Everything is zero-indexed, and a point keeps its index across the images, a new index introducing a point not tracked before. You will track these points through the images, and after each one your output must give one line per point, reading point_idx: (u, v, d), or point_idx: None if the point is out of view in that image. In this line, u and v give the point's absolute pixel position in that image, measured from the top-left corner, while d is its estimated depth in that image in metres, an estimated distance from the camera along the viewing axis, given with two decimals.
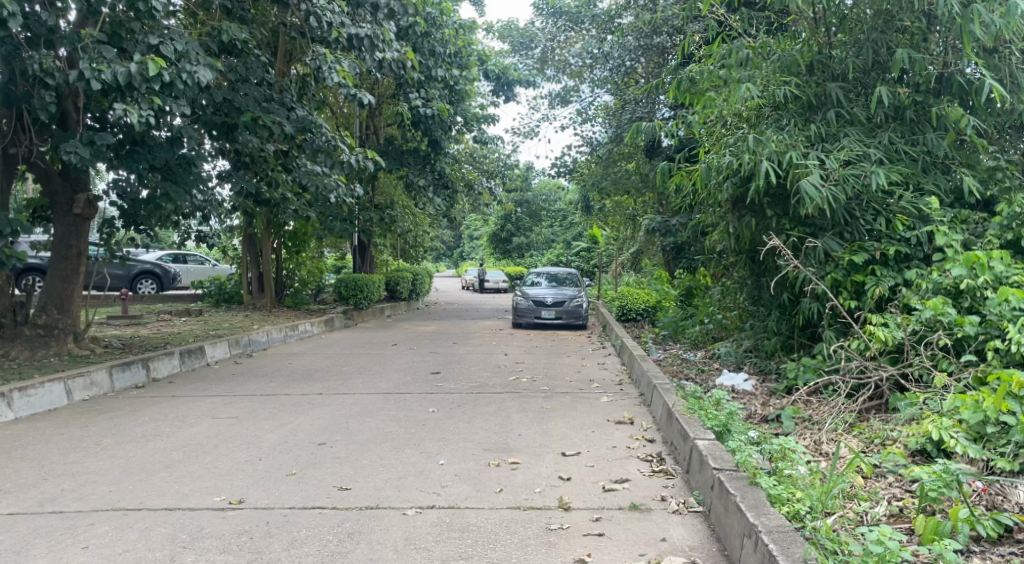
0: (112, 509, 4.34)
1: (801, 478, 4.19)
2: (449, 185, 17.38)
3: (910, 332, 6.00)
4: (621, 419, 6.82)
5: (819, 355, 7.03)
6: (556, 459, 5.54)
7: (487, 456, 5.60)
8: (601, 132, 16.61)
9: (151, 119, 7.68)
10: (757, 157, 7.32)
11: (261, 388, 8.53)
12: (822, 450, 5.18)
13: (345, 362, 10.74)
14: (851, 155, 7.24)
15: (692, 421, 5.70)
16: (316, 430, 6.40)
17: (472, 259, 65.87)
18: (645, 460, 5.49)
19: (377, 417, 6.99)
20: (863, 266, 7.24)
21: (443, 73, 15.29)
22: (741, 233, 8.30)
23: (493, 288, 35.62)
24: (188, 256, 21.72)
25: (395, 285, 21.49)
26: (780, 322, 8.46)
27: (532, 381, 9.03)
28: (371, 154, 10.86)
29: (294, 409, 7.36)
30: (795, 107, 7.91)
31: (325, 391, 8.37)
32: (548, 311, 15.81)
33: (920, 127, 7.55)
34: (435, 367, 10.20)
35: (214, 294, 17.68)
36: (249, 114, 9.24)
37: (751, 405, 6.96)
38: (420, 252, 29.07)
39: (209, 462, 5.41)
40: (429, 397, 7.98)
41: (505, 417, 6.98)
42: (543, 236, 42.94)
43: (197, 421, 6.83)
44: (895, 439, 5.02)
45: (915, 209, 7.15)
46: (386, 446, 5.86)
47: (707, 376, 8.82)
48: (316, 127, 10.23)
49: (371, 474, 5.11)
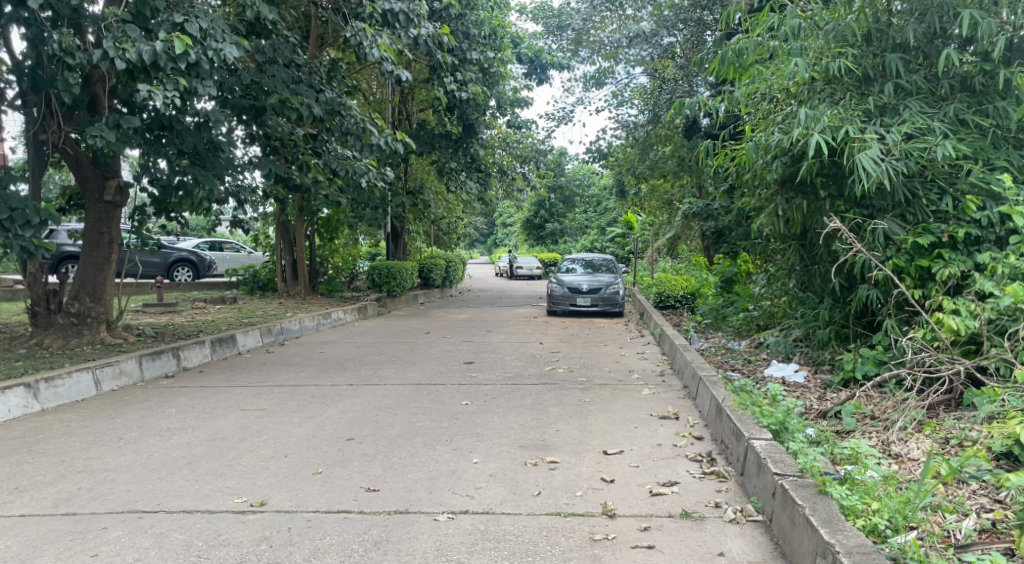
0: (127, 511, 4.11)
1: (878, 487, 3.80)
2: (482, 167, 17.08)
3: (986, 322, 5.60)
4: (665, 414, 6.43)
5: (880, 345, 6.82)
6: (598, 458, 5.17)
7: (523, 455, 5.26)
8: (638, 114, 16.08)
9: (177, 99, 7.44)
10: (810, 132, 6.84)
11: (291, 379, 8.29)
12: (893, 452, 4.76)
13: (378, 351, 10.48)
14: (914, 128, 6.73)
15: (744, 417, 5.29)
16: (346, 424, 6.13)
17: (506, 246, 65.41)
18: (695, 460, 5.10)
19: (408, 410, 6.69)
20: (929, 249, 6.78)
21: (477, 56, 14.85)
22: (791, 216, 7.84)
23: (526, 275, 35.22)
24: (224, 243, 21.73)
25: (429, 273, 21.19)
26: (833, 310, 8.00)
27: (569, 372, 8.68)
28: (401, 136, 10.51)
29: (323, 401, 7.10)
30: (850, 81, 7.30)
31: (356, 381, 8.11)
32: (583, 298, 15.39)
33: (989, 97, 6.90)
34: (469, 357, 9.89)
35: (248, 282, 17.58)
36: (277, 96, 8.93)
37: (808, 399, 6.62)
38: (453, 238, 28.70)
39: (233, 458, 5.16)
40: (463, 389, 7.67)
41: (542, 411, 6.63)
42: (577, 222, 42.39)
43: (224, 413, 6.61)
44: (974, 440, 4.59)
45: (986, 187, 6.60)
46: (417, 442, 5.57)
47: (755, 367, 8.39)
48: (346, 109, 9.90)
49: (401, 473, 4.81)
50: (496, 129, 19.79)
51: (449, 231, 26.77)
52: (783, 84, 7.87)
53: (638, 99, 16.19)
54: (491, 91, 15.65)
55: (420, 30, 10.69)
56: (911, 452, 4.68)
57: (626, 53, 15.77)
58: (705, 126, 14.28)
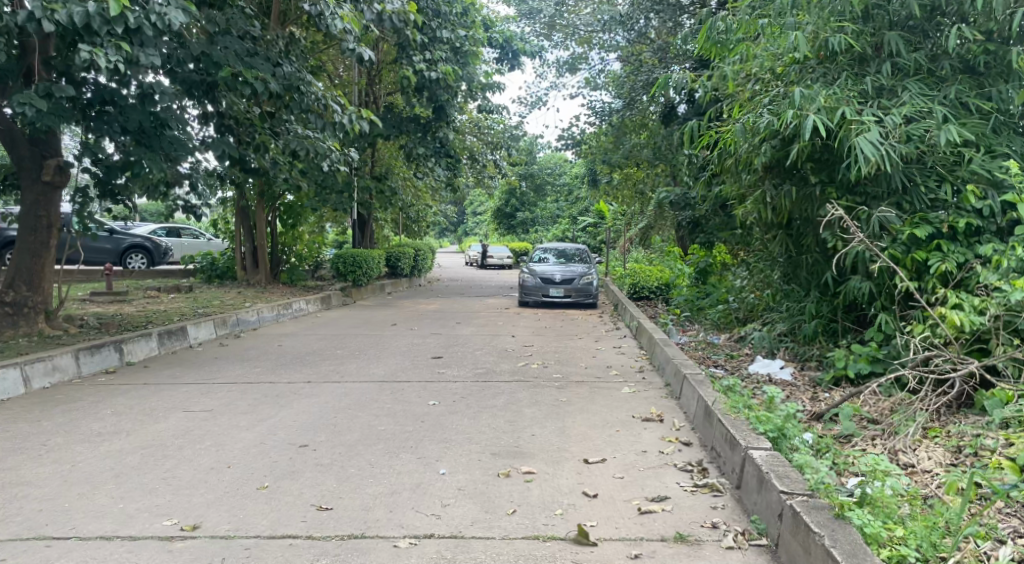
0: (34, 539, 3.56)
1: (900, 509, 3.36)
2: (451, 153, 16.42)
3: (994, 317, 5.23)
4: (648, 416, 5.96)
5: (872, 342, 6.44)
6: (578, 468, 4.69)
7: (495, 464, 4.75)
8: (612, 101, 15.60)
9: (119, 66, 6.80)
10: (804, 113, 6.43)
11: (243, 375, 7.68)
12: (903, 462, 4.33)
13: (341, 344, 9.88)
14: (914, 111, 6.34)
15: (736, 422, 4.84)
16: (300, 428, 5.56)
17: (477, 235, 64.78)
18: (684, 470, 4.63)
19: (369, 411, 6.14)
20: (927, 241, 6.39)
21: (448, 34, 14.27)
22: (778, 204, 7.41)
23: (496, 264, 34.73)
24: (183, 230, 20.89)
25: (396, 262, 20.54)
26: (820, 304, 7.62)
27: (542, 368, 8.18)
28: (367, 114, 9.86)
29: (276, 400, 6.50)
30: (844, 60, 6.95)
31: (315, 378, 7.50)
32: (556, 289, 14.92)
33: (989, 79, 6.58)
34: (437, 351, 9.34)
35: (206, 270, 16.76)
36: (230, 70, 8.22)
37: (799, 399, 6.21)
38: (421, 226, 28.04)
39: (168, 469, 4.58)
40: (430, 387, 7.13)
41: (516, 412, 6.12)
42: (549, 211, 42.02)
43: (165, 415, 5.98)
44: (993, 450, 4.17)
45: (987, 175, 6.22)
46: (378, 449, 5.03)
47: (738, 363, 7.97)
48: (305, 84, 9.19)
49: (358, 487, 4.28)
50: (466, 114, 19.19)
51: (418, 218, 26.14)
52: (772, 63, 7.53)
53: (611, 86, 15.74)
54: (463, 73, 15.05)
55: (385, 6, 10.18)
56: (923, 463, 4.26)
57: (600, 37, 15.50)
58: (681, 113, 13.86)
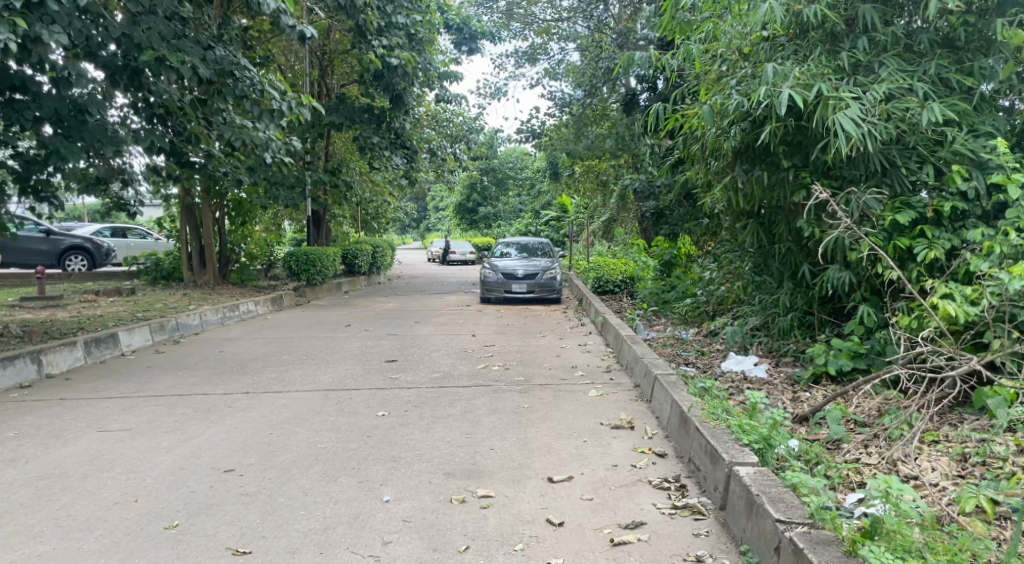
0: None
1: (915, 537, 2.94)
2: (407, 143, 15.76)
3: (990, 308, 4.83)
4: (618, 423, 5.44)
5: (853, 337, 6.03)
6: (542, 489, 4.16)
7: (447, 486, 4.20)
8: (573, 90, 15.09)
9: (13, 45, 6.01)
10: (776, 90, 5.96)
11: (174, 387, 6.96)
12: (904, 474, 3.92)
13: (288, 348, 9.20)
14: (894, 87, 5.90)
15: (717, 430, 4.35)
16: (228, 448, 4.93)
17: (439, 231, 63.94)
18: (661, 487, 4.15)
19: (310, 425, 5.51)
20: (909, 226, 5.97)
21: (404, 20, 13.56)
22: (750, 190, 6.89)
23: (459, 260, 34.09)
24: (128, 230, 19.88)
25: (353, 259, 19.77)
26: (795, 296, 7.18)
27: (503, 370, 7.61)
28: (307, 101, 9.20)
29: (206, 415, 5.84)
30: (816, 36, 6.52)
31: (254, 388, 6.84)
32: (520, 285, 14.37)
33: (969, 54, 6.16)
34: (391, 354, 8.71)
35: (150, 271, 15.84)
36: (153, 53, 7.44)
37: (778, 399, 5.75)
38: (380, 223, 27.25)
39: (65, 505, 3.96)
40: (380, 395, 6.52)
41: (473, 423, 5.56)
42: (512, 205, 41.40)
43: (76, 436, 5.29)
44: (1003, 459, 3.79)
45: (971, 155, 5.81)
46: (315, 471, 4.45)
47: (710, 361, 7.51)
48: (240, 69, 8.41)
49: (286, 522, 3.72)
50: (424, 106, 18.51)
51: (376, 213, 25.33)
52: (739, 42, 7.07)
53: (571, 76, 15.23)
54: (420, 60, 14.40)
55: None
56: (928, 475, 3.84)
57: (561, 26, 14.97)
58: (642, 101, 13.39)
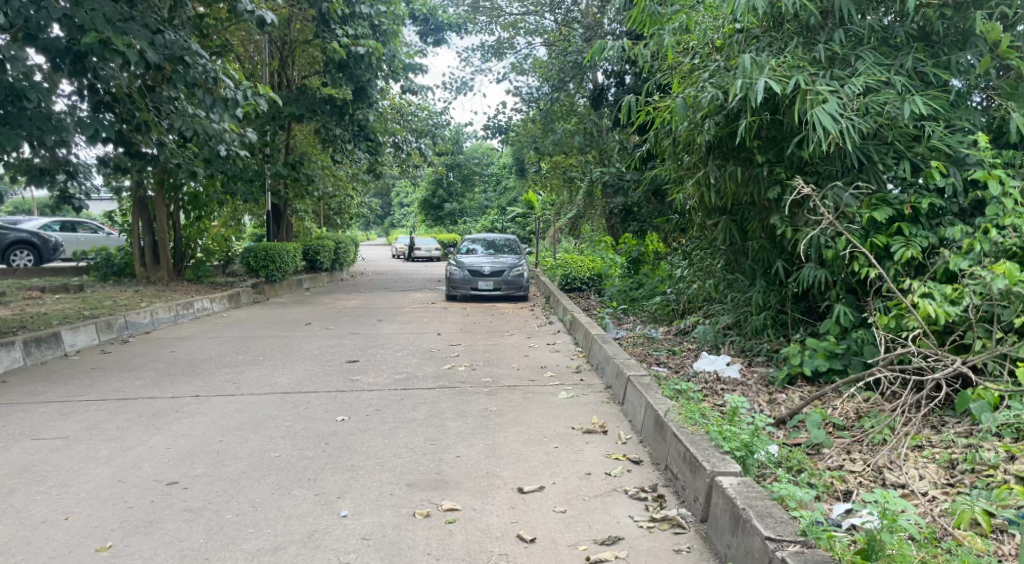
0: None
1: (913, 554, 2.76)
2: (371, 137, 15.33)
3: (972, 308, 4.68)
4: (590, 427, 5.20)
5: (828, 336, 5.86)
6: (511, 500, 3.90)
7: (411, 498, 3.92)
8: (541, 85, 14.85)
9: None
10: (753, 82, 5.74)
11: (119, 390, 6.54)
12: (890, 483, 3.75)
13: (244, 348, 8.79)
14: (872, 79, 5.74)
15: (695, 436, 4.12)
16: (173, 457, 4.58)
17: (403, 227, 63.31)
18: (637, 498, 3.92)
19: (264, 432, 5.17)
20: (886, 223, 5.82)
21: (368, 10, 13.22)
22: (723, 186, 6.67)
23: (424, 257, 33.68)
24: (78, 224, 19.18)
25: (315, 255, 19.29)
26: (767, 294, 7.00)
27: (469, 371, 7.32)
28: (263, 91, 8.81)
29: (152, 421, 5.46)
30: (791, 28, 6.34)
31: (205, 391, 6.45)
32: (485, 282, 14.11)
33: (945, 48, 6.01)
34: (352, 354, 8.36)
35: (101, 267, 15.20)
36: (96, 35, 6.98)
37: (755, 401, 5.54)
38: (343, 218, 26.72)
39: None
40: (340, 398, 6.19)
41: (438, 428, 5.27)
42: (477, 202, 41.03)
43: (6, 446, 4.88)
44: (992, 466, 3.63)
45: (949, 151, 5.66)
46: (267, 482, 4.13)
47: (682, 360, 7.30)
48: (191, 54, 7.97)
49: (231, 542, 3.40)
50: (388, 99, 18.09)
51: (339, 208, 24.83)
52: (711, 35, 6.87)
53: (538, 71, 14.99)
54: (384, 51, 14.03)
55: None
56: (915, 483, 3.68)
57: (528, 20, 14.72)
58: (611, 96, 13.20)
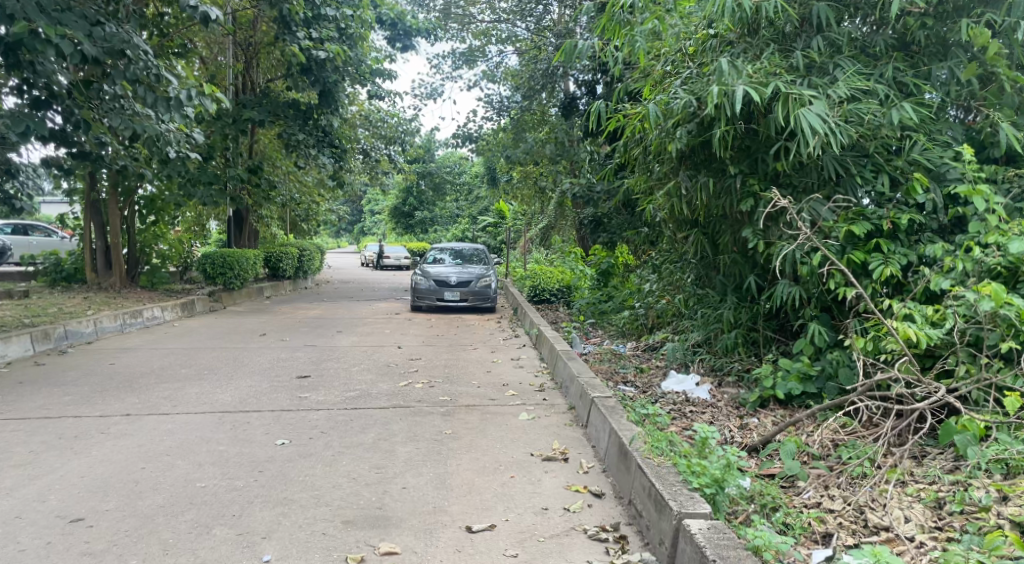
0: None
1: None
2: (335, 142, 14.84)
3: (957, 331, 4.40)
4: (550, 454, 4.82)
5: (802, 357, 5.54)
6: (458, 542, 3.51)
7: (344, 539, 3.52)
8: (511, 93, 14.52)
9: None
10: (729, 89, 5.41)
11: (44, 407, 6.03)
12: (873, 525, 3.44)
13: (190, 361, 8.29)
14: (852, 88, 5.45)
15: (661, 469, 3.77)
16: (85, 487, 4.12)
17: (374, 235, 62.60)
18: (597, 539, 3.56)
19: (193, 457, 4.73)
20: (864, 239, 5.53)
21: (335, 12, 12.79)
22: (694, 198, 6.33)
23: (393, 266, 33.12)
24: (30, 227, 18.42)
25: (277, 263, 18.69)
26: (738, 311, 6.68)
27: (427, 389, 6.90)
28: (211, 90, 8.34)
29: (70, 444, 4.98)
30: (767, 34, 6.05)
31: (137, 410, 5.97)
32: (451, 293, 13.69)
33: (926, 58, 5.75)
34: (304, 369, 7.89)
35: (49, 272, 14.49)
36: (24, 25, 6.49)
37: (726, 426, 5.21)
38: (310, 225, 26.10)
39: None
40: (284, 418, 5.75)
41: (386, 453, 4.86)
42: (449, 210, 40.59)
43: None
44: (983, 507, 3.34)
45: (928, 164, 5.40)
46: (186, 518, 3.71)
47: (650, 380, 6.96)
48: (132, 49, 7.49)
49: None
50: (356, 104, 17.66)
51: (306, 215, 24.24)
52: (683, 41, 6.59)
53: (510, 80, 14.69)
54: (352, 53, 13.74)
55: None
56: (900, 526, 3.38)
57: (500, 28, 14.38)
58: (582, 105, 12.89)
